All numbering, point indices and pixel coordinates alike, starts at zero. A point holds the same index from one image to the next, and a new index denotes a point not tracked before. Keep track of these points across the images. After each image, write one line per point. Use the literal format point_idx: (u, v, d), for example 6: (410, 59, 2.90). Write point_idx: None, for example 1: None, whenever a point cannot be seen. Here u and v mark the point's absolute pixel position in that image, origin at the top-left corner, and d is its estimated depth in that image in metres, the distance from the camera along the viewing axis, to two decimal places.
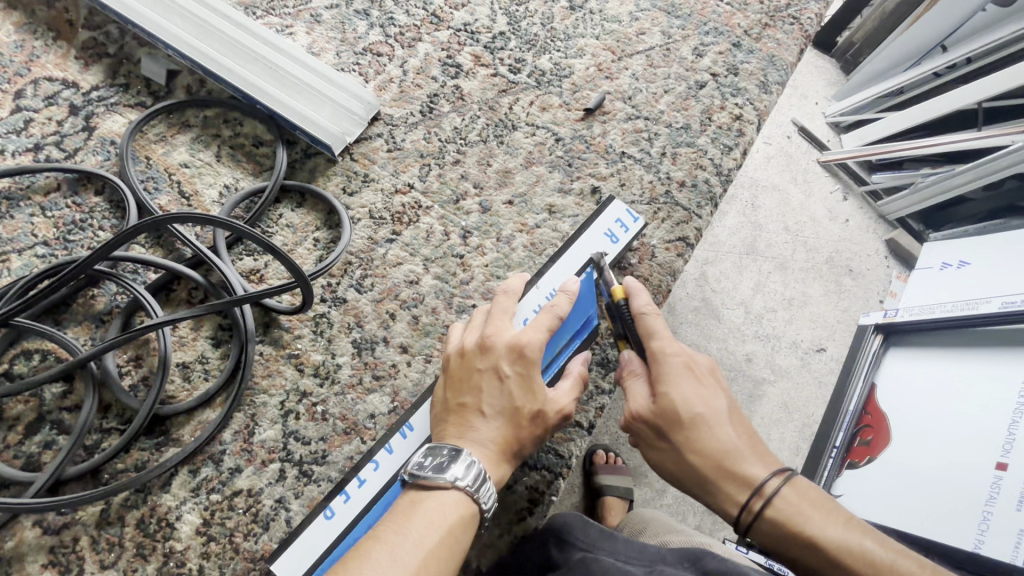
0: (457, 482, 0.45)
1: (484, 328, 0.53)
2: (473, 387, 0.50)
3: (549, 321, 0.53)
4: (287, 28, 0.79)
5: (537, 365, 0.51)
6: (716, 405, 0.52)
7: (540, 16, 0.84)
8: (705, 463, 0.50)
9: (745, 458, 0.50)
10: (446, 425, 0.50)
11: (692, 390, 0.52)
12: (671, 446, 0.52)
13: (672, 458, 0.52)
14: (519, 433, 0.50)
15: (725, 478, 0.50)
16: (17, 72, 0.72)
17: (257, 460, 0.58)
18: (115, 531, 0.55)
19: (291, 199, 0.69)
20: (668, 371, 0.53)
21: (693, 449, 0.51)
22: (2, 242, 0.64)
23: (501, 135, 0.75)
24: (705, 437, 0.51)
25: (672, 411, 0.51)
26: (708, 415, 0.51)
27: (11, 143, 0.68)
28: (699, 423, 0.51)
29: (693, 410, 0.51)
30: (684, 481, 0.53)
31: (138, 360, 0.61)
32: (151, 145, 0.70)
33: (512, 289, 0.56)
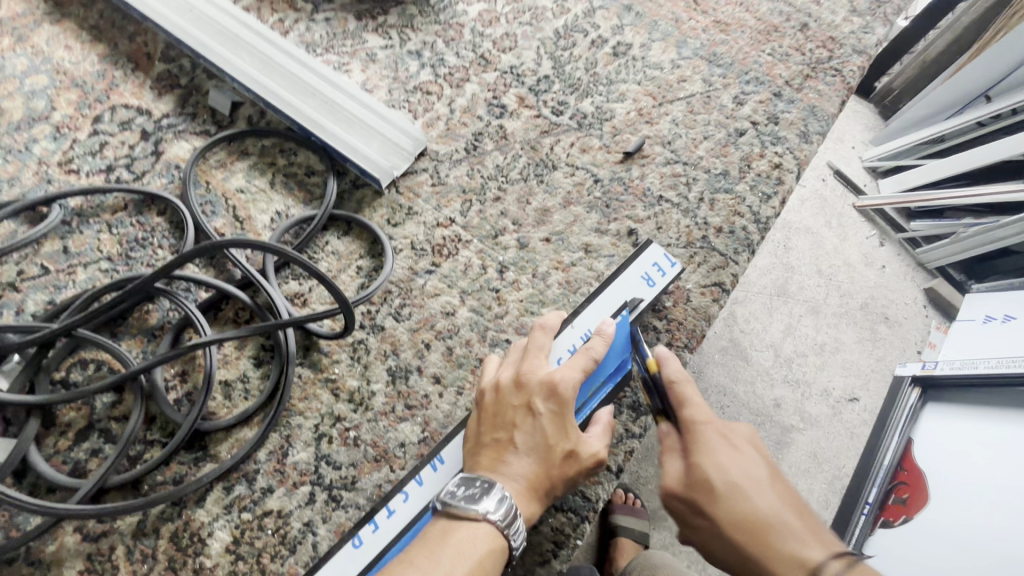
0: (489, 515, 0.46)
1: (521, 365, 0.55)
2: (508, 423, 0.52)
3: (583, 362, 0.55)
4: (343, 66, 0.83)
5: (571, 404, 0.52)
6: (752, 471, 0.49)
7: (584, 62, 0.87)
8: (747, 539, 0.46)
9: (792, 531, 0.46)
10: (480, 457, 0.52)
11: (727, 457, 0.49)
12: (708, 518, 0.48)
13: (709, 533, 0.49)
14: (550, 473, 0.50)
15: (772, 555, 0.45)
16: (97, 98, 0.78)
17: (288, 481, 0.59)
18: (149, 543, 0.56)
19: (338, 227, 0.72)
20: (699, 438, 0.51)
21: (730, 521, 0.47)
22: (70, 256, 0.68)
23: (541, 174, 0.78)
24: (744, 508, 0.47)
25: (705, 480, 0.49)
26: (744, 482, 0.48)
27: (87, 164, 0.74)
28: (736, 492, 0.48)
29: (728, 478, 0.48)
30: (727, 559, 0.48)
31: (184, 374, 0.64)
32: (212, 170, 0.75)
33: (548, 325, 0.59)
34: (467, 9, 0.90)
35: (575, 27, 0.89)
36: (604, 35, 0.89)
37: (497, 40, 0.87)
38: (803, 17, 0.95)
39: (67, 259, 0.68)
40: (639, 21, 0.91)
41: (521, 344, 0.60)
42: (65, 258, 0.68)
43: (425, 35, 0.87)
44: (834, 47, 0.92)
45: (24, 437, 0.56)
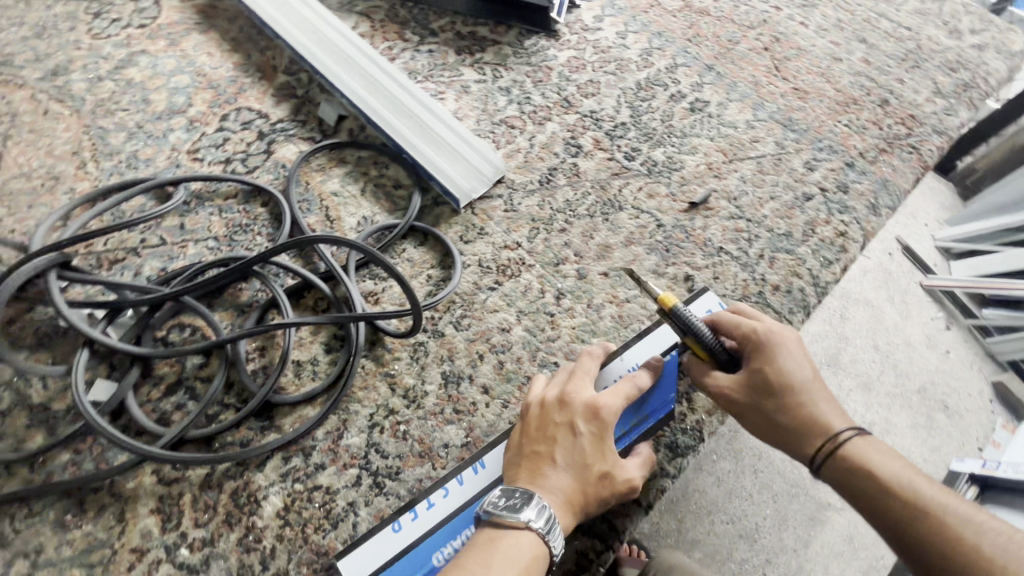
0: (530, 524, 0.49)
1: (565, 385, 0.59)
2: (549, 435, 0.56)
3: (627, 390, 0.58)
4: (439, 93, 0.91)
5: (611, 427, 0.55)
6: (802, 372, 0.60)
7: (661, 114, 0.91)
8: (793, 423, 0.59)
9: (825, 411, 0.60)
10: (520, 468, 0.55)
11: (792, 364, 0.60)
12: (760, 408, 0.60)
13: (759, 419, 0.60)
14: (586, 490, 0.53)
15: (808, 432, 0.59)
16: (227, 100, 0.90)
17: (340, 461, 0.64)
18: (212, 495, 0.62)
19: (415, 238, 0.79)
20: (765, 350, 0.61)
21: (780, 410, 0.59)
22: (185, 231, 0.78)
23: (607, 213, 0.82)
24: (796, 402, 0.59)
25: (760, 378, 0.60)
26: (794, 377, 0.60)
27: (210, 154, 0.84)
28: (794, 391, 0.59)
29: (780, 376, 0.60)
30: (769, 437, 0.61)
31: (262, 349, 0.71)
32: (313, 173, 0.84)
33: (595, 353, 0.62)
34: (557, 54, 0.97)
35: (656, 80, 0.95)
36: (683, 90, 0.94)
37: (581, 85, 0.94)
38: (884, 93, 0.97)
39: (182, 234, 0.78)
40: (719, 80, 0.95)
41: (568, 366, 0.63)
42: (180, 233, 0.78)
43: (515, 74, 0.95)
44: (913, 125, 0.94)
45: (126, 383, 0.64)
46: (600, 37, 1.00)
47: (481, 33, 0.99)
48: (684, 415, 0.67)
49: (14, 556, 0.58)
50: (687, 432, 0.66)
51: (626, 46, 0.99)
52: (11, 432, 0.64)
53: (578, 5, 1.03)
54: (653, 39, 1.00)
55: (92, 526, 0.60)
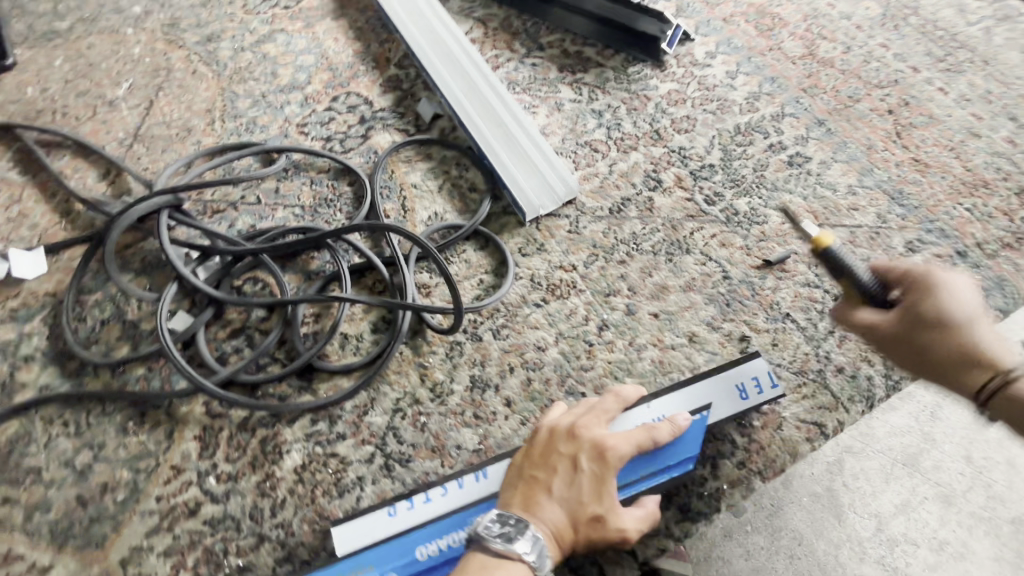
0: (524, 557, 0.49)
1: (578, 417, 0.58)
2: (551, 464, 0.55)
3: (640, 439, 0.57)
4: (532, 106, 0.93)
5: (613, 471, 0.55)
6: (970, 310, 0.54)
7: (754, 162, 0.87)
8: (951, 360, 0.55)
9: (994, 344, 0.55)
10: (515, 490, 0.55)
11: (955, 295, 0.55)
12: (919, 340, 0.56)
13: (914, 352, 0.56)
14: (575, 527, 0.53)
15: (975, 365, 0.54)
16: (340, 83, 0.98)
17: (359, 436, 0.68)
18: (245, 437, 0.68)
19: (477, 241, 0.81)
20: (920, 285, 0.57)
21: (937, 346, 0.55)
22: (279, 196, 0.86)
23: (672, 253, 0.80)
24: (955, 339, 0.55)
25: (916, 313, 0.56)
26: (958, 310, 0.54)
27: (315, 130, 0.92)
28: (953, 327, 0.55)
29: (945, 310, 0.54)
30: (922, 371, 0.57)
31: (317, 316, 0.76)
32: (399, 162, 0.89)
33: (619, 394, 0.61)
34: (658, 85, 0.96)
35: (758, 127, 0.90)
36: (784, 142, 0.89)
37: (676, 120, 0.92)
38: None
39: (276, 197, 0.86)
40: (828, 137, 0.89)
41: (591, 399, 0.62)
42: (274, 196, 0.86)
43: (612, 98, 0.94)
44: None
45: (199, 320, 0.72)
46: (708, 74, 0.97)
47: (587, 54, 1.00)
48: (703, 479, 0.64)
49: (83, 445, 0.68)
50: (703, 498, 0.63)
51: (734, 86, 0.95)
52: (105, 340, 0.75)
53: (692, 38, 1.01)
54: (764, 84, 0.95)
55: (145, 438, 0.68)
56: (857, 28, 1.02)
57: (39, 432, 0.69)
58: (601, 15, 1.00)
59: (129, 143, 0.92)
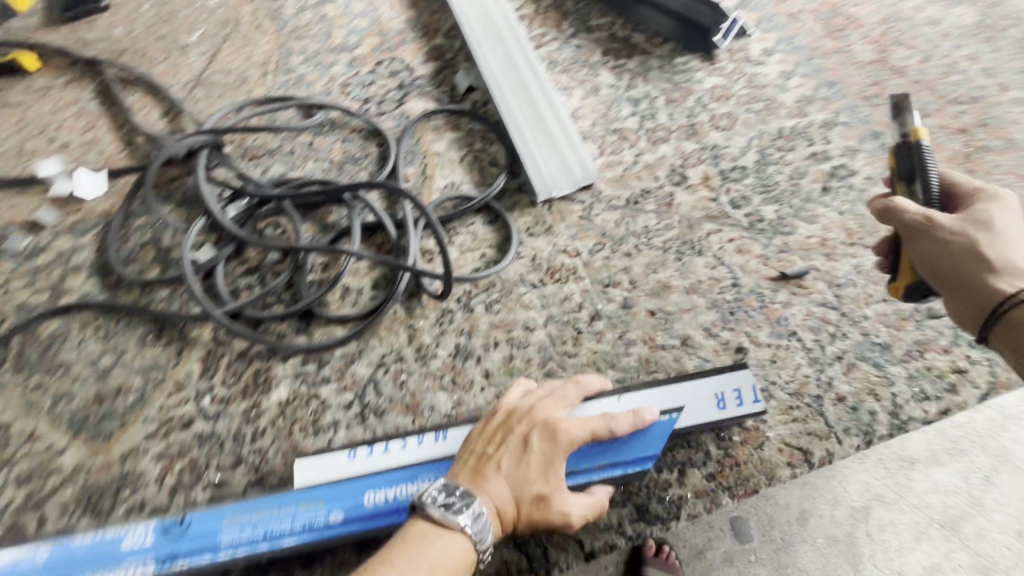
0: (464, 529, 0.52)
1: (537, 400, 0.60)
2: (502, 440, 0.58)
3: (596, 427, 0.58)
4: (568, 88, 0.92)
5: (563, 453, 0.57)
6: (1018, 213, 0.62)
7: (792, 169, 0.81)
8: (985, 263, 0.58)
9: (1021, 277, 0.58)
10: (465, 464, 0.58)
11: (1001, 226, 0.60)
12: (972, 235, 0.59)
13: (965, 246, 0.59)
14: (517, 502, 0.55)
15: (1009, 273, 0.58)
16: (388, 48, 1.01)
17: (342, 383, 0.72)
18: (242, 366, 0.74)
19: (487, 215, 0.82)
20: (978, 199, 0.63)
21: (985, 237, 0.59)
22: (312, 149, 0.90)
23: (683, 253, 0.77)
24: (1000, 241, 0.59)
25: (974, 215, 0.61)
26: (999, 238, 0.59)
27: (356, 91, 0.96)
28: (995, 238, 0.59)
29: (994, 217, 0.60)
30: (952, 267, 0.60)
31: (325, 266, 0.80)
32: (428, 130, 0.91)
33: (582, 381, 0.63)
34: (704, 79, 0.91)
35: (803, 132, 0.84)
36: (830, 151, 0.82)
37: (716, 117, 0.87)
38: None
39: (309, 150, 0.90)
40: (881, 151, 0.82)
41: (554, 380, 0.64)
42: (308, 149, 0.90)
43: (652, 88, 0.91)
44: None
45: (220, 254, 0.78)
46: (760, 72, 0.91)
47: (635, 40, 0.97)
48: (667, 484, 0.62)
49: (107, 350, 0.76)
50: (664, 502, 0.61)
51: (786, 87, 0.89)
52: (140, 261, 0.83)
53: (750, 33, 0.95)
54: (821, 88, 0.88)
55: (158, 352, 0.75)
56: (943, 36, 0.92)
57: (76, 333, 0.78)
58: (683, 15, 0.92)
59: (190, 86, 0.99)
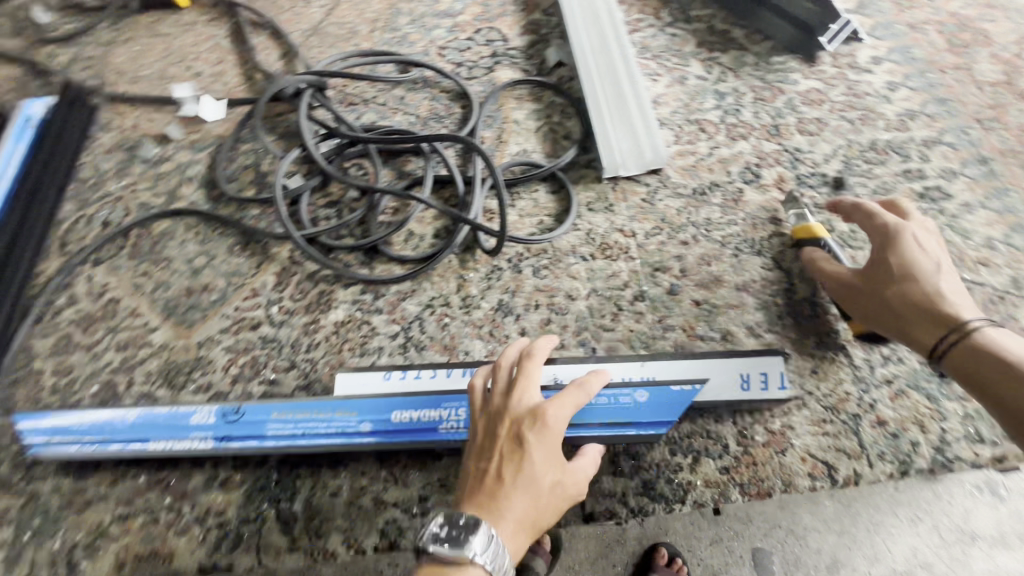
0: (474, 559, 0.50)
1: (509, 392, 0.60)
2: (496, 450, 0.57)
3: (574, 398, 0.59)
4: (655, 74, 0.92)
5: (558, 435, 0.57)
6: (930, 249, 0.63)
7: (877, 183, 0.77)
8: (903, 308, 0.61)
9: (946, 303, 0.59)
10: (468, 490, 0.56)
11: (909, 256, 0.63)
12: (876, 287, 0.63)
13: (877, 304, 0.63)
14: (540, 502, 0.54)
15: (926, 314, 0.60)
16: (488, 18, 1.05)
17: (391, 316, 0.78)
18: (308, 286, 0.81)
19: (551, 185, 0.84)
20: (887, 229, 0.65)
21: (896, 285, 0.62)
22: (402, 103, 0.97)
23: (740, 251, 0.75)
24: (911, 281, 0.61)
25: (883, 266, 0.63)
26: (911, 273, 0.62)
27: (452, 55, 1.01)
28: (905, 277, 0.62)
29: (904, 261, 0.62)
30: (875, 319, 0.63)
31: (396, 210, 0.87)
32: (511, 99, 0.94)
33: (536, 354, 0.63)
34: (800, 80, 0.88)
35: (898, 147, 0.80)
36: (925, 171, 0.77)
37: (804, 120, 0.84)
38: None
39: (400, 104, 0.97)
40: (985, 179, 0.76)
41: (508, 364, 0.63)
42: (399, 103, 0.97)
43: (742, 83, 0.89)
44: None
45: (307, 184, 0.87)
46: (863, 80, 0.86)
47: (733, 35, 0.95)
48: (678, 467, 0.63)
49: (202, 252, 0.87)
50: (671, 484, 0.62)
51: (889, 99, 0.84)
52: (241, 181, 0.93)
53: (861, 39, 0.90)
54: (929, 104, 0.83)
55: (242, 261, 0.85)
56: None
57: (180, 234, 0.90)
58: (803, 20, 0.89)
59: (308, 35, 1.09)
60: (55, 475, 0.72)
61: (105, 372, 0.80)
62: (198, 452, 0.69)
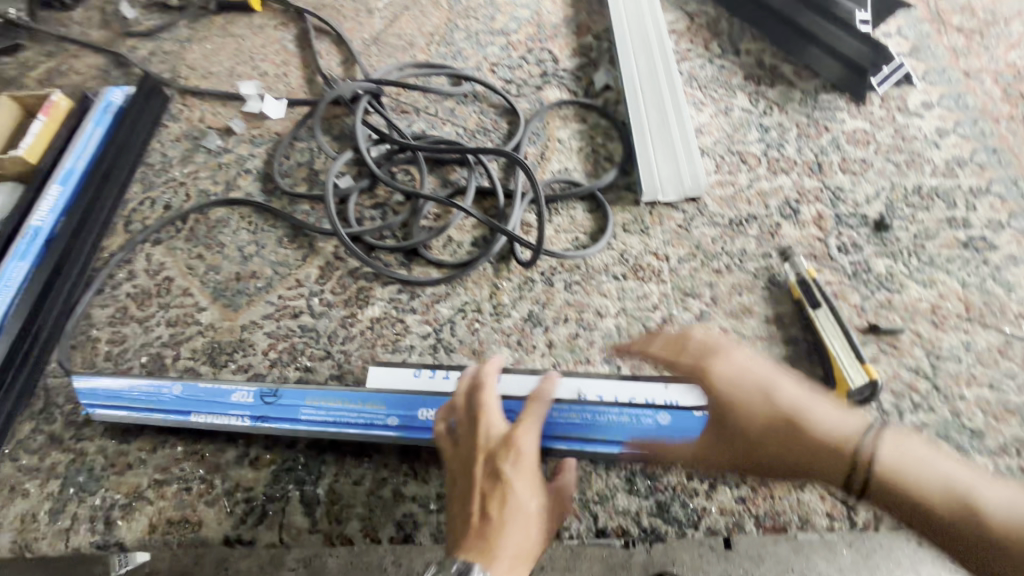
0: None
1: (474, 431, 0.64)
2: (476, 490, 0.61)
3: (539, 420, 0.64)
4: (701, 103, 0.94)
5: (531, 463, 0.62)
6: (753, 373, 0.59)
7: (919, 228, 0.77)
8: (785, 447, 0.56)
9: (816, 418, 0.55)
10: (460, 536, 0.59)
11: (742, 387, 0.58)
12: (747, 426, 0.58)
13: (760, 451, 0.58)
14: (530, 531, 0.59)
15: (808, 448, 0.55)
16: (540, 39, 1.09)
17: (425, 317, 0.81)
18: (349, 281, 0.85)
19: (589, 203, 0.86)
20: (689, 369, 0.62)
21: (756, 436, 0.58)
22: (452, 114, 1.01)
23: (773, 284, 0.76)
24: (760, 419, 0.57)
25: (721, 436, 0.60)
26: (766, 410, 0.57)
27: (503, 72, 1.05)
28: (743, 436, 0.58)
29: (738, 416, 0.58)
30: (766, 467, 0.58)
31: (438, 216, 0.90)
32: (556, 118, 0.97)
33: (487, 382, 0.67)
34: (846, 119, 0.88)
35: (944, 194, 0.79)
36: (970, 220, 0.77)
37: (848, 159, 0.84)
38: None
39: (450, 115, 1.01)
40: None
41: (464, 399, 0.67)
42: (449, 114, 1.01)
43: (787, 118, 0.90)
44: None
45: (357, 185, 0.91)
46: (913, 123, 0.86)
47: (782, 70, 0.96)
48: (695, 493, 0.64)
49: (253, 241, 0.92)
50: (686, 508, 0.63)
51: (938, 145, 0.84)
52: (295, 177, 0.98)
53: (913, 83, 0.90)
54: (979, 153, 0.82)
55: (289, 252, 0.90)
56: None
57: (234, 222, 0.95)
58: (854, 61, 0.91)
59: (369, 44, 1.15)
60: (101, 436, 0.78)
61: (155, 345, 0.85)
62: (235, 429, 0.73)
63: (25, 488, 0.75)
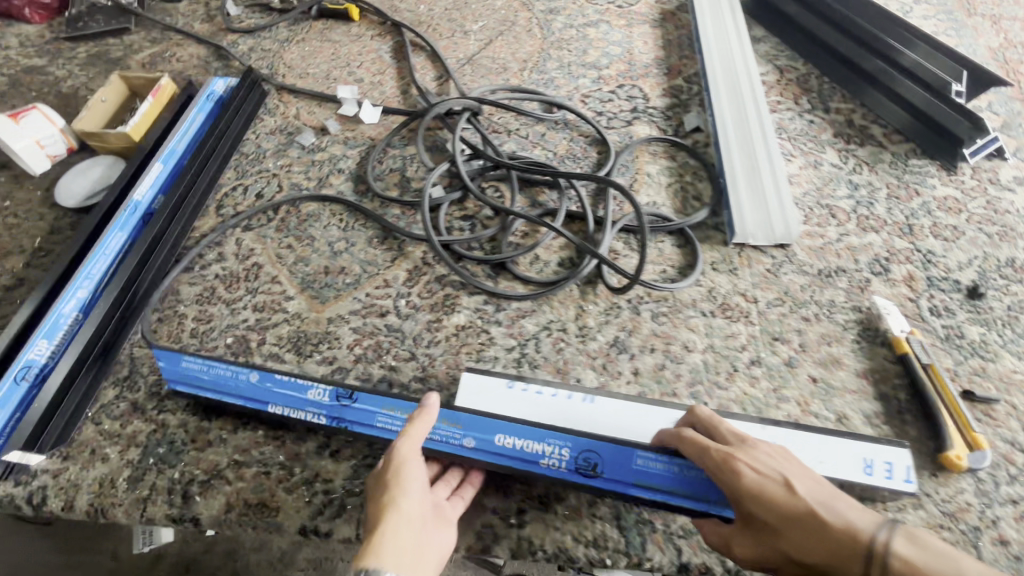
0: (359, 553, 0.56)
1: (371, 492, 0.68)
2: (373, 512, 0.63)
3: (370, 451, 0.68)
4: (791, 154, 0.96)
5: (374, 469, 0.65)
6: (789, 468, 0.60)
7: (1013, 300, 0.78)
8: (810, 542, 0.56)
9: (844, 515, 0.56)
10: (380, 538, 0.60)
11: (765, 482, 0.59)
12: (774, 518, 0.58)
13: (789, 545, 0.57)
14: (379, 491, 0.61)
15: (834, 546, 0.55)
16: (631, 76, 1.13)
17: (510, 331, 0.82)
18: (436, 287, 0.87)
19: (677, 238, 0.88)
20: (717, 463, 0.61)
21: (785, 526, 0.57)
22: (542, 139, 1.04)
23: (862, 338, 0.76)
24: (789, 511, 0.57)
25: (755, 522, 0.59)
26: (791, 506, 0.57)
27: (594, 104, 1.09)
28: (781, 527, 0.57)
29: (768, 510, 0.58)
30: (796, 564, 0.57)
31: (525, 234, 0.93)
32: (646, 153, 1.00)
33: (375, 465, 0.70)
34: (937, 185, 0.90)
35: None
36: None
37: (939, 225, 0.86)
38: None
39: (540, 139, 1.04)
40: None
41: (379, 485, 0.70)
42: (540, 138, 1.04)
43: (878, 178, 0.92)
44: None
45: (449, 196, 0.94)
46: (1004, 197, 0.88)
47: (872, 131, 0.98)
48: None
49: (343, 238, 0.95)
50: None
51: None
52: (387, 182, 1.02)
53: (1004, 158, 0.92)
54: None
55: (378, 252, 0.92)
56: None
57: (324, 218, 0.98)
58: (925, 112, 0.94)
59: (463, 63, 1.20)
60: (183, 410, 0.79)
61: (240, 328, 0.87)
62: (313, 425, 0.74)
63: (105, 453, 0.77)
